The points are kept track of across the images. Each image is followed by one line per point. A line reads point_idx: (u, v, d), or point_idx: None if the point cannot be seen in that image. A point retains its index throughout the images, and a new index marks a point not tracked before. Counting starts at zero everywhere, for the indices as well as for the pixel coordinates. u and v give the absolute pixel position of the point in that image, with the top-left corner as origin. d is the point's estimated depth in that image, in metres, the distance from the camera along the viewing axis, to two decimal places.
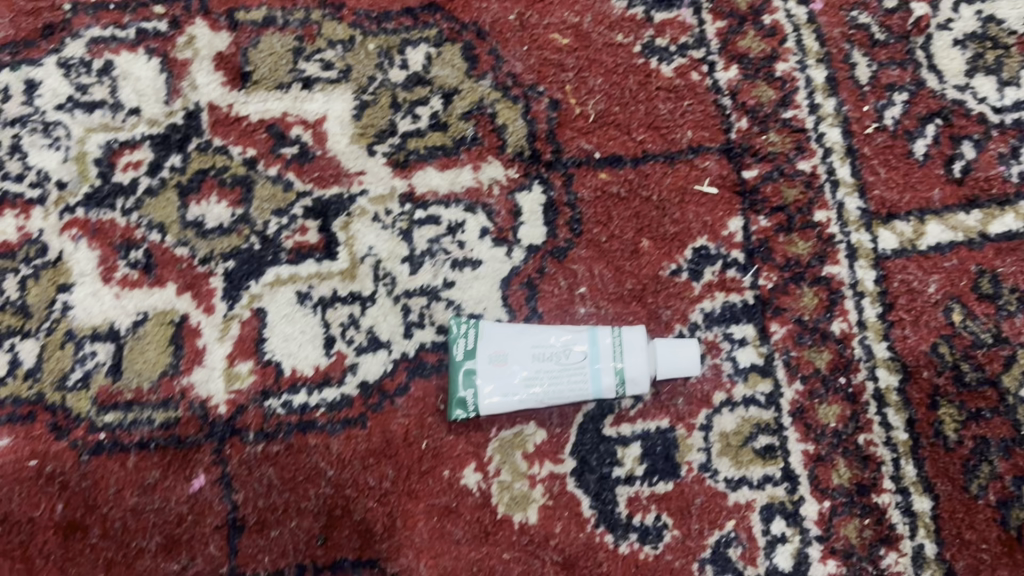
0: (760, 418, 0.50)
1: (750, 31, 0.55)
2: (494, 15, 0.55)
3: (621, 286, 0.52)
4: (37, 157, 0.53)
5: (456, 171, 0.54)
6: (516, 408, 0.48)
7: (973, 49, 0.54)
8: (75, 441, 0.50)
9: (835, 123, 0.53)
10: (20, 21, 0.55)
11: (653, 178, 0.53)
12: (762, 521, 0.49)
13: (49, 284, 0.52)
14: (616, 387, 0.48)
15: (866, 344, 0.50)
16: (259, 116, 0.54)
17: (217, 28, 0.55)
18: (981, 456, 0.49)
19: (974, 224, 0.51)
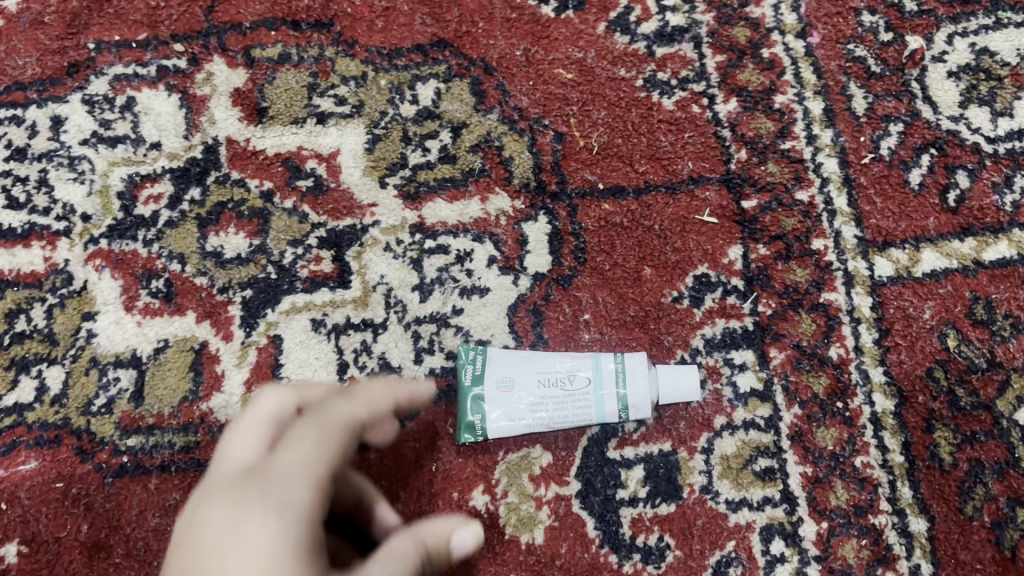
0: (759, 441, 0.52)
1: (750, 64, 0.56)
2: (500, 51, 0.57)
3: (624, 312, 0.54)
4: (63, 191, 0.55)
5: (464, 203, 0.55)
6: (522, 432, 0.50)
7: (966, 80, 0.55)
8: (100, 464, 0.52)
9: (833, 154, 0.55)
10: (47, 60, 0.57)
11: (655, 209, 0.55)
12: (762, 541, 0.51)
13: (75, 313, 0.54)
14: (620, 412, 0.49)
15: (862, 369, 0.52)
16: (275, 150, 0.56)
17: (234, 65, 0.57)
18: (976, 478, 0.50)
19: (968, 251, 0.53)
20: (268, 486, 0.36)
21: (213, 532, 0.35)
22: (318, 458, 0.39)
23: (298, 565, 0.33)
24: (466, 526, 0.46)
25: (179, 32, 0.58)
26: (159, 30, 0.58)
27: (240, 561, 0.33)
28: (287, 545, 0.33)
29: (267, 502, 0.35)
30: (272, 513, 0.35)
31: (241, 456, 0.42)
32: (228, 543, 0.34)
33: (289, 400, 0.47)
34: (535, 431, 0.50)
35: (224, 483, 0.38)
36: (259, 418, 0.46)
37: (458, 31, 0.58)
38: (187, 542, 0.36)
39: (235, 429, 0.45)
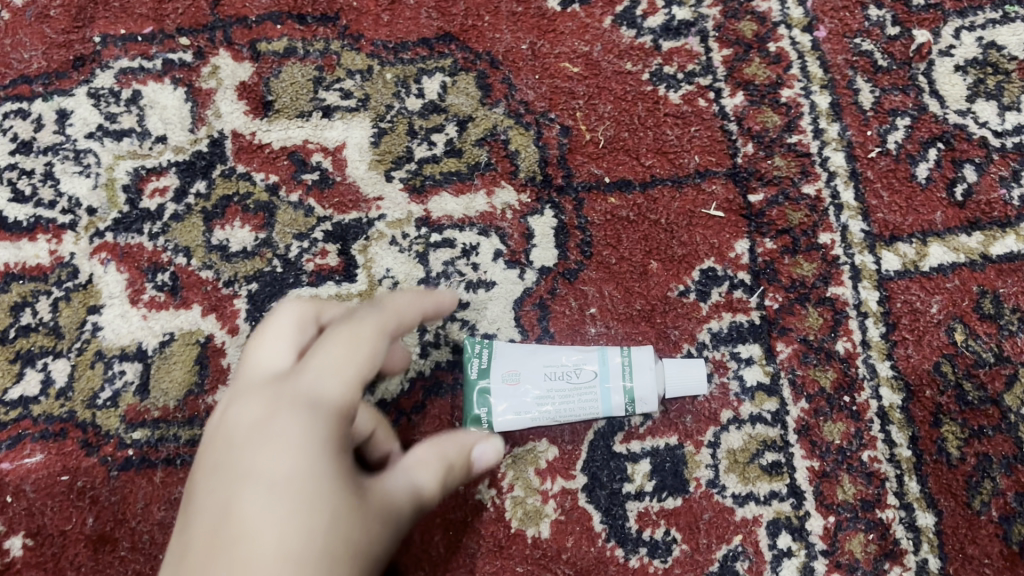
0: (766, 435, 0.52)
1: (756, 58, 0.56)
2: (506, 45, 0.57)
3: (630, 306, 0.54)
4: (68, 184, 0.55)
5: (470, 196, 0.55)
6: (528, 425, 0.50)
7: (974, 75, 0.55)
8: (105, 457, 0.52)
9: (839, 148, 0.55)
10: (52, 53, 0.57)
11: (661, 203, 0.55)
12: (769, 536, 0.51)
13: (80, 306, 0.54)
14: (626, 405, 0.49)
15: (869, 363, 0.52)
16: (280, 143, 0.56)
17: (240, 58, 0.57)
18: (984, 473, 0.50)
19: (976, 246, 0.53)
20: (301, 394, 0.38)
21: (245, 431, 0.36)
22: (348, 364, 0.39)
23: (325, 468, 0.35)
24: (485, 442, 0.46)
25: (185, 25, 0.58)
26: (164, 23, 0.58)
27: (275, 459, 0.35)
28: (317, 450, 0.35)
29: (298, 407, 0.37)
30: (305, 418, 0.36)
31: (268, 356, 0.41)
32: (260, 442, 0.35)
33: (312, 310, 0.44)
34: (540, 424, 0.50)
35: (256, 386, 0.39)
36: (282, 324, 0.43)
37: (464, 24, 0.58)
38: (221, 439, 0.37)
39: (257, 335, 0.42)
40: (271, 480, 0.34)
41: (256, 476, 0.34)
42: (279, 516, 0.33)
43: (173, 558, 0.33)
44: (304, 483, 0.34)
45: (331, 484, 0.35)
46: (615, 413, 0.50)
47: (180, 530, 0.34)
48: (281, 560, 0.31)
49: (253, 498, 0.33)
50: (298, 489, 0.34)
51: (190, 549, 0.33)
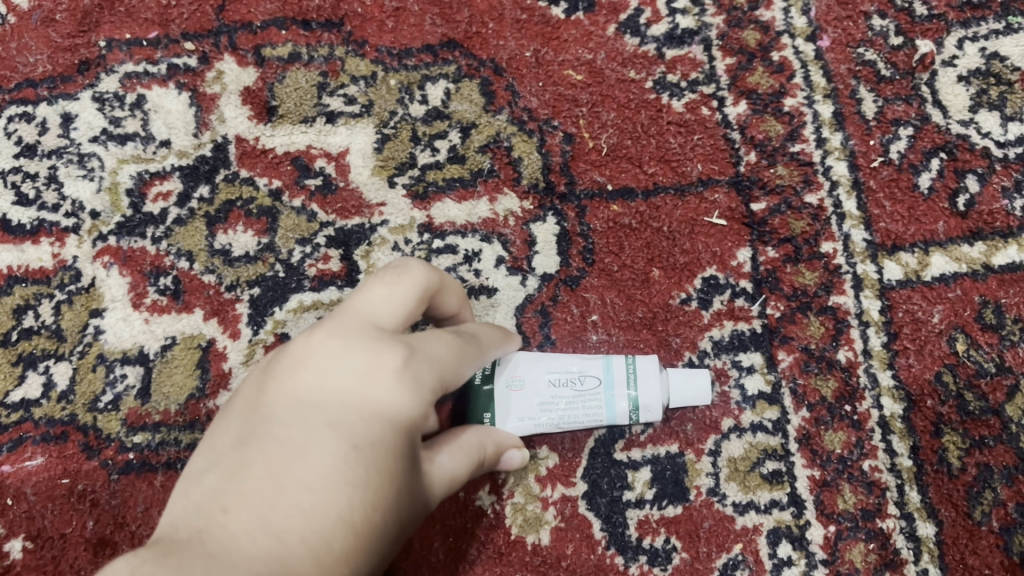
0: (767, 444, 0.52)
1: (759, 67, 0.56)
2: (510, 52, 0.57)
3: (632, 314, 0.54)
4: (72, 187, 0.55)
5: (473, 203, 0.55)
6: (531, 432, 0.49)
7: (976, 85, 0.55)
8: (106, 460, 0.52)
9: (842, 157, 0.55)
10: (57, 57, 0.57)
11: (664, 211, 0.55)
12: (769, 544, 0.51)
13: (83, 309, 0.54)
14: (630, 414, 0.49)
15: (871, 372, 0.52)
16: (284, 148, 0.56)
17: (244, 64, 0.57)
18: (985, 483, 0.50)
19: (978, 256, 0.53)
20: (411, 368, 0.37)
21: (340, 368, 0.36)
22: (449, 372, 0.39)
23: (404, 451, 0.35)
24: (517, 449, 0.47)
25: (190, 30, 0.58)
26: (169, 28, 0.58)
27: (364, 419, 0.34)
28: (402, 429, 0.35)
29: (400, 372, 0.36)
30: (406, 387, 0.36)
31: (386, 306, 0.39)
32: (355, 399, 0.35)
33: (434, 283, 0.43)
34: (544, 431, 0.50)
35: (376, 333, 0.37)
36: (411, 284, 0.41)
37: (468, 31, 0.58)
38: (315, 370, 0.36)
39: (387, 278, 0.40)
40: (356, 441, 0.34)
41: (341, 427, 0.34)
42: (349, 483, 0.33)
43: (231, 466, 0.34)
44: (382, 455, 0.34)
45: (403, 472, 0.35)
46: (618, 420, 0.49)
47: (239, 441, 0.35)
48: (338, 527, 0.32)
49: (332, 451, 0.33)
50: (375, 461, 0.34)
51: (250, 469, 0.33)
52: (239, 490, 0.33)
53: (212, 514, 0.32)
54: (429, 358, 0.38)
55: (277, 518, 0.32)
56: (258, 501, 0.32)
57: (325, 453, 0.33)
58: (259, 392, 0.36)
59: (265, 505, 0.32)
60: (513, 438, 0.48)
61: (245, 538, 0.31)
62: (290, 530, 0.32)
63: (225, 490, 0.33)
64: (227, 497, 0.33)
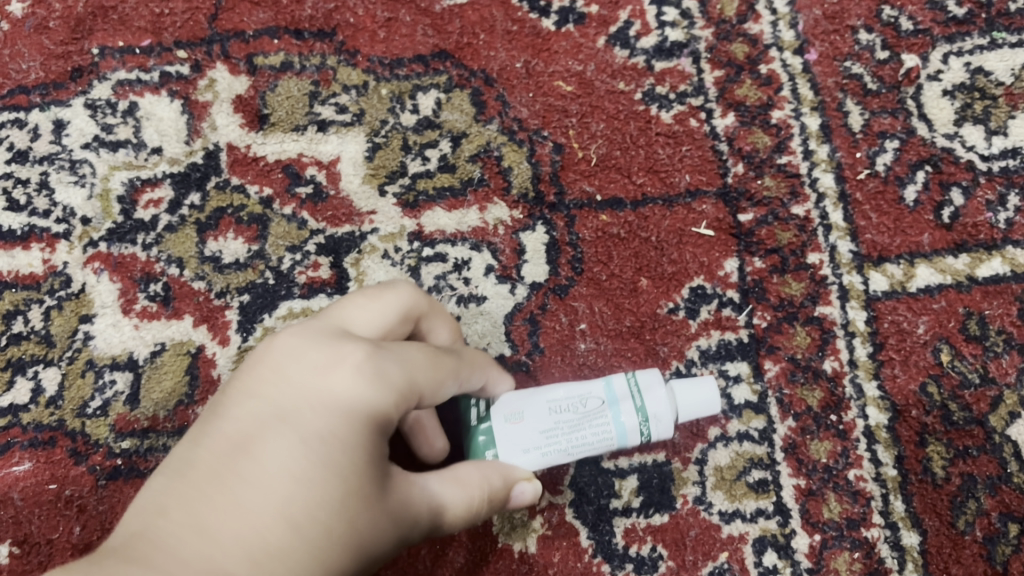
0: (753, 452, 0.52)
1: (747, 80, 0.57)
2: (501, 63, 0.58)
3: (620, 323, 0.54)
4: (63, 194, 0.56)
5: (463, 212, 0.56)
6: (537, 464, 0.45)
7: (961, 99, 0.56)
8: (94, 466, 0.52)
9: (829, 169, 0.55)
10: (50, 64, 0.58)
11: (652, 221, 0.55)
12: (755, 553, 0.51)
13: (72, 315, 0.54)
14: (641, 430, 0.46)
15: (856, 383, 0.52)
16: (275, 156, 0.56)
17: (236, 72, 0.58)
18: (968, 493, 0.50)
19: (962, 267, 0.53)
20: (375, 363, 0.37)
21: (301, 368, 0.37)
22: (425, 377, 0.39)
23: (364, 450, 0.35)
24: (528, 481, 0.44)
25: (182, 38, 0.58)
26: (163, 37, 0.58)
27: (317, 416, 0.35)
28: (360, 427, 0.36)
29: (362, 370, 0.36)
30: (369, 386, 0.36)
31: (361, 319, 0.40)
32: (308, 397, 0.36)
33: (421, 304, 0.44)
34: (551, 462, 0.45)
35: (345, 336, 0.38)
36: (393, 300, 0.42)
37: (459, 42, 0.58)
38: (274, 370, 0.37)
39: (369, 294, 0.42)
40: (305, 439, 0.35)
41: (292, 426, 0.35)
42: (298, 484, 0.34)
43: (183, 466, 0.35)
44: (333, 452, 0.35)
45: (362, 471, 0.35)
46: (629, 438, 0.46)
47: (195, 442, 0.36)
48: (279, 527, 0.33)
49: (279, 451, 0.34)
50: (324, 457, 0.34)
51: (197, 469, 0.34)
52: (185, 491, 0.34)
53: (153, 514, 0.33)
54: (402, 358, 0.38)
55: (214, 518, 0.33)
56: (197, 502, 0.33)
57: (274, 453, 0.34)
58: (221, 395, 0.37)
59: (203, 504, 0.33)
60: (523, 470, 0.44)
61: (179, 536, 0.32)
62: (227, 529, 0.32)
63: (170, 490, 0.34)
64: (172, 496, 0.34)
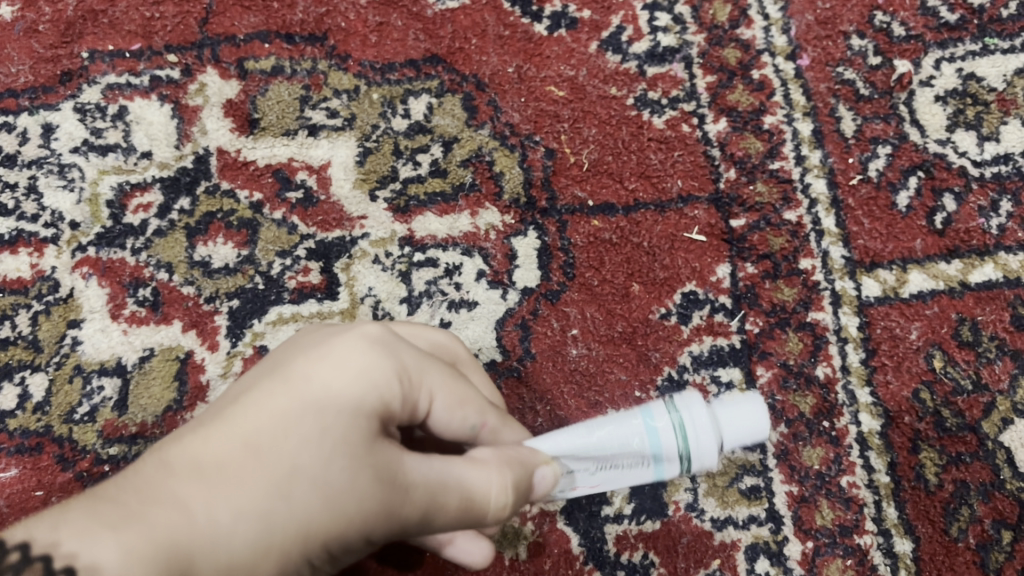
0: (745, 459, 0.52)
1: (740, 85, 0.57)
2: (493, 67, 0.58)
3: (612, 328, 0.54)
4: (51, 198, 0.55)
5: (454, 216, 0.56)
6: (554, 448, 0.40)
7: (953, 105, 0.56)
8: (81, 472, 0.52)
9: (821, 174, 0.55)
10: (39, 68, 0.57)
11: (644, 226, 0.55)
12: (747, 560, 0.50)
13: (60, 320, 0.54)
14: (673, 425, 0.40)
15: (849, 389, 0.52)
16: (265, 161, 0.56)
17: (227, 76, 0.58)
18: (961, 500, 0.50)
19: (955, 273, 0.53)
20: (378, 339, 0.37)
21: (315, 339, 0.37)
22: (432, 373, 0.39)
23: (353, 401, 0.34)
24: (546, 463, 0.39)
25: (173, 42, 0.58)
26: (153, 40, 0.58)
27: (308, 367, 0.35)
28: (351, 380, 0.35)
29: (370, 341, 0.37)
30: (372, 353, 0.36)
31: None
32: (305, 354, 0.36)
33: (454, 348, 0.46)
34: (571, 447, 0.40)
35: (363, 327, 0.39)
36: (425, 336, 0.45)
37: (451, 47, 0.58)
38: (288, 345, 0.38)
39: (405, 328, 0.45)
40: (291, 386, 0.34)
41: (281, 376, 0.35)
42: (273, 423, 0.33)
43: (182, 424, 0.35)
44: (317, 396, 0.34)
45: (349, 422, 0.34)
46: (658, 418, 0.40)
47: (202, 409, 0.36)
48: (244, 462, 0.32)
49: (263, 394, 0.34)
50: (305, 400, 0.34)
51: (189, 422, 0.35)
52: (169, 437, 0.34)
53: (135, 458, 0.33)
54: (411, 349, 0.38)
55: (182, 450, 0.32)
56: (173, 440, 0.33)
57: (258, 396, 0.34)
58: None
59: (177, 439, 0.33)
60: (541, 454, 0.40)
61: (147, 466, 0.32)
62: (191, 460, 0.32)
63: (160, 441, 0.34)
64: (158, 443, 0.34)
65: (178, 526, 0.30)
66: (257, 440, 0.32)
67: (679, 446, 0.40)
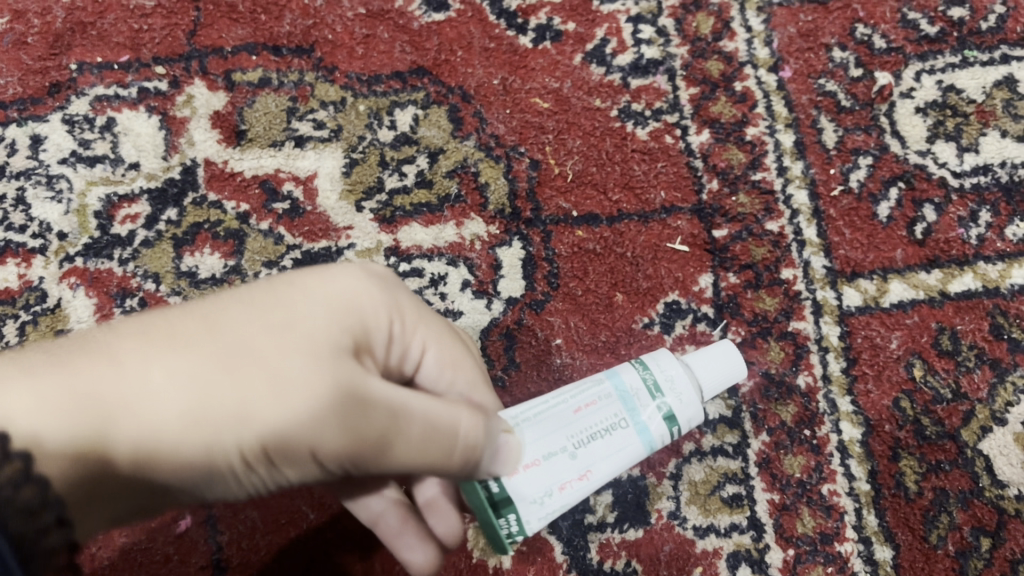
0: (727, 467, 0.52)
1: (722, 97, 0.58)
2: (478, 79, 0.59)
3: (595, 338, 0.54)
4: (39, 209, 0.56)
5: (440, 227, 0.56)
6: (526, 420, 0.40)
7: (933, 116, 0.57)
8: None
9: (803, 185, 0.56)
10: (28, 80, 0.58)
11: (627, 237, 0.56)
12: (729, 568, 0.51)
13: (47, 330, 0.54)
14: (647, 384, 0.43)
15: (830, 398, 0.53)
16: (252, 172, 0.57)
17: (214, 88, 0.58)
18: (941, 507, 0.51)
19: (935, 283, 0.54)
20: (375, 277, 0.41)
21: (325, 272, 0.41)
22: (421, 323, 0.42)
23: (324, 315, 0.37)
24: (507, 432, 0.40)
25: (161, 54, 0.59)
26: (141, 52, 0.59)
27: (298, 281, 0.38)
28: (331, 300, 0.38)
29: (366, 276, 0.40)
30: (362, 283, 0.39)
31: None
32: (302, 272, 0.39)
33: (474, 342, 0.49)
34: (545, 416, 0.41)
35: None
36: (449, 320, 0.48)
37: (437, 59, 0.59)
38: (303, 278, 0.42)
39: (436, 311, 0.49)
40: (274, 291, 0.37)
41: (274, 283, 0.38)
42: (236, 315, 0.36)
43: None
44: (294, 302, 0.37)
45: (316, 329, 0.36)
46: (625, 377, 0.43)
47: None
48: (202, 338, 0.35)
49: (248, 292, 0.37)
50: (281, 302, 0.37)
51: None
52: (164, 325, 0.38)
53: None
54: (408, 300, 0.42)
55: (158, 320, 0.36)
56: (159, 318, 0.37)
57: (244, 292, 0.37)
58: None
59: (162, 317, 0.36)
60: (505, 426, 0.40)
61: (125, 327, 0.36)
62: (160, 328, 0.35)
63: None
64: None
65: (109, 379, 0.33)
66: (215, 327, 0.35)
67: (654, 401, 0.42)
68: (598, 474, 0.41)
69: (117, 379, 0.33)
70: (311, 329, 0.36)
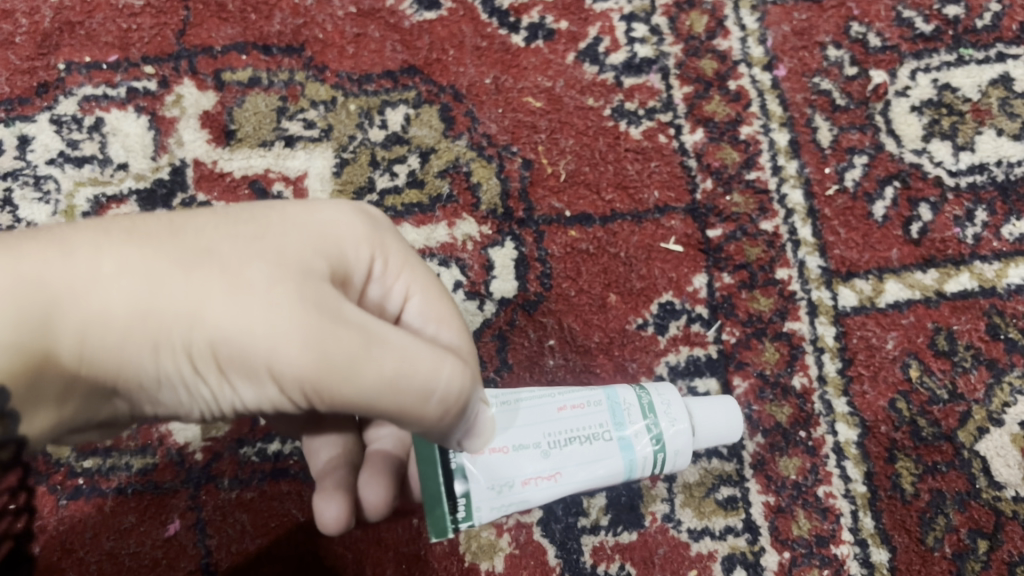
0: (722, 469, 0.51)
1: (716, 96, 0.57)
2: (470, 78, 0.58)
3: (588, 339, 0.54)
4: (27, 210, 0.55)
5: (431, 228, 0.55)
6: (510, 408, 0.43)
7: (928, 115, 0.56)
8: (53, 485, 0.51)
9: (797, 184, 0.55)
10: (15, 80, 0.57)
11: (621, 237, 0.55)
12: (724, 572, 0.50)
13: None
14: (641, 403, 0.44)
15: (825, 399, 0.52)
16: (242, 172, 0.56)
17: (204, 87, 0.58)
18: (937, 509, 0.50)
19: (931, 283, 0.53)
20: (363, 213, 0.39)
21: None
22: (405, 268, 0.40)
23: (301, 241, 0.35)
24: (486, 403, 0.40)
25: (150, 54, 0.58)
26: (130, 52, 0.58)
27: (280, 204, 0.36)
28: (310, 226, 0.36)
29: (353, 210, 0.38)
30: (347, 216, 0.38)
31: None
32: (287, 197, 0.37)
33: None
34: (530, 410, 0.43)
35: None
36: None
37: (428, 58, 0.59)
38: None
39: None
40: (253, 210, 0.35)
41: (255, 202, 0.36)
42: (207, 220, 0.34)
43: None
44: (271, 221, 0.35)
45: (291, 250, 0.34)
46: (621, 393, 0.44)
47: None
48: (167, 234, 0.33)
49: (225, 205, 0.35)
50: (257, 219, 0.35)
51: None
52: None
53: None
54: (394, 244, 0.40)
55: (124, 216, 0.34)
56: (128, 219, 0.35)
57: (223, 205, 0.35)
58: None
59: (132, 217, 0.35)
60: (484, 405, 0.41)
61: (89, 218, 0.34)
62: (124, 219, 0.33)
63: None
64: None
65: (58, 266, 0.30)
66: (180, 226, 0.33)
67: (643, 421, 0.43)
68: (569, 476, 0.42)
69: (68, 267, 0.31)
70: (283, 246, 0.34)
